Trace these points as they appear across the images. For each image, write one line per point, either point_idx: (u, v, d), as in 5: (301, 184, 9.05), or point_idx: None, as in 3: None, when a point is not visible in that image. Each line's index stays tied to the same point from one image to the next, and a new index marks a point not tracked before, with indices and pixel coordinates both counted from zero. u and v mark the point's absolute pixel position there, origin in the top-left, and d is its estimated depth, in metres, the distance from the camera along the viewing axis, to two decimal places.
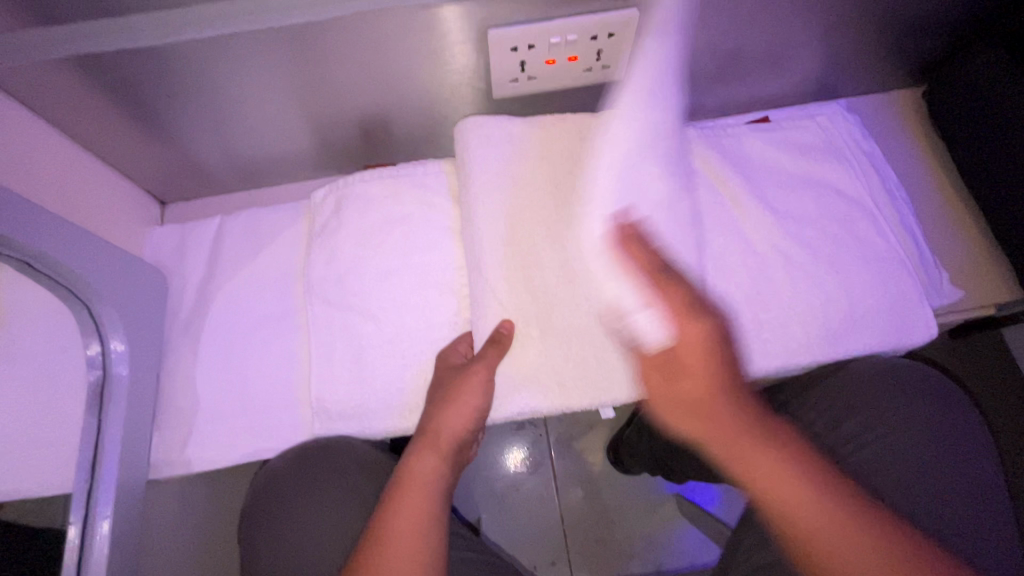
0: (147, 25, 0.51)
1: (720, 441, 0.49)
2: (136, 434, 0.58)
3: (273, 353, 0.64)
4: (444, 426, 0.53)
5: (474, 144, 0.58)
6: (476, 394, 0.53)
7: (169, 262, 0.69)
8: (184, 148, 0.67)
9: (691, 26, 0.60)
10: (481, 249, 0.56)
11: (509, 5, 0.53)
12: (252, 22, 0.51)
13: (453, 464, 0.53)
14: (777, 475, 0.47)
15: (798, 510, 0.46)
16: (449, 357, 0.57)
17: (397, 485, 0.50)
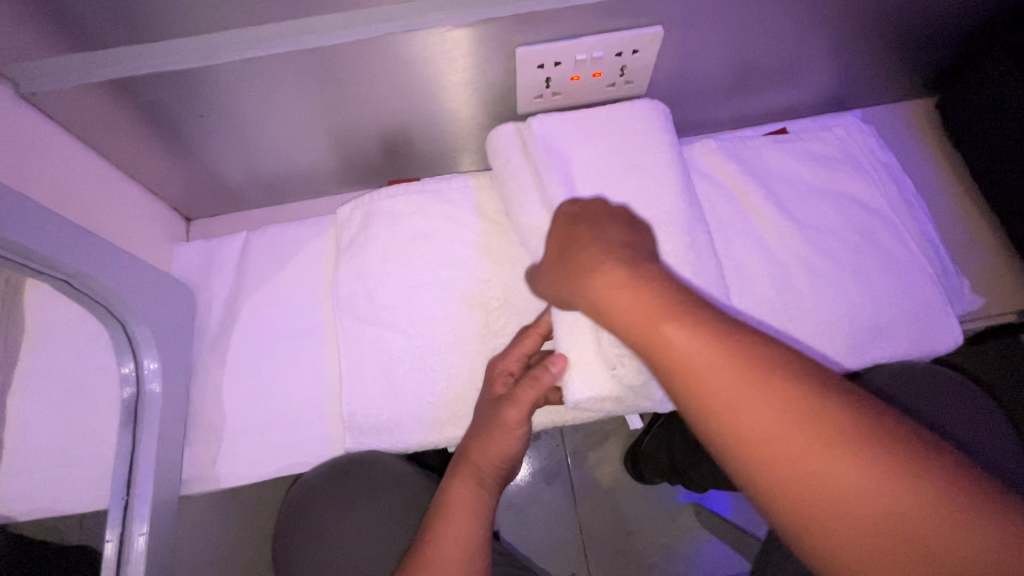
0: (181, 50, 0.52)
1: (599, 287, 0.43)
2: (170, 451, 0.59)
3: (303, 369, 0.64)
4: (485, 454, 0.53)
5: (518, 147, 0.57)
6: (513, 432, 0.53)
7: (196, 278, 0.69)
8: (210, 165, 0.68)
9: (711, 42, 0.61)
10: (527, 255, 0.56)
11: (537, 24, 0.54)
12: (287, 44, 0.52)
13: (494, 487, 0.54)
14: (646, 320, 0.39)
15: (707, 392, 0.35)
16: (495, 378, 0.56)
17: (440, 510, 0.52)
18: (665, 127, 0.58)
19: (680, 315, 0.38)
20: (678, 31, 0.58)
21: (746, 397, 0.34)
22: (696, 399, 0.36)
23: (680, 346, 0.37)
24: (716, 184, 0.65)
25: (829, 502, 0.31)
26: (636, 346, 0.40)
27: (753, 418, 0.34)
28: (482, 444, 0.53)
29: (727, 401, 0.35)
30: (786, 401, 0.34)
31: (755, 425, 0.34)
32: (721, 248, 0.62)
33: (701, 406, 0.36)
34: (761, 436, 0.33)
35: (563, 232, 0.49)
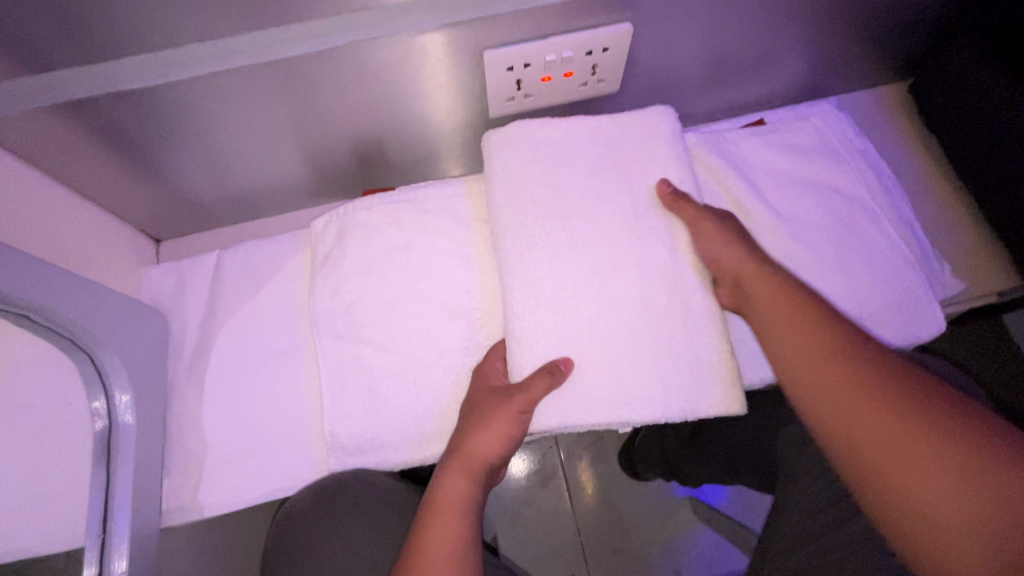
0: (137, 68, 0.50)
1: (773, 301, 0.49)
2: (147, 483, 0.57)
3: (283, 390, 0.62)
4: (477, 446, 0.51)
5: (571, 128, 0.56)
6: (512, 424, 0.50)
7: (168, 302, 0.67)
8: (178, 184, 0.66)
9: (681, 35, 0.60)
10: (635, 273, 0.52)
11: (504, 26, 0.52)
12: (249, 57, 0.51)
13: (486, 481, 0.52)
14: (790, 327, 0.47)
15: (767, 324, 0.48)
16: (488, 374, 0.55)
17: (429, 508, 0.50)
18: (671, 141, 0.57)
19: (782, 296, 0.49)
20: (648, 26, 0.57)
21: (826, 381, 0.43)
22: (762, 332, 0.49)
23: (772, 301, 0.49)
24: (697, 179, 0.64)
25: (819, 404, 0.43)
26: (776, 352, 0.48)
27: (827, 401, 0.43)
28: (474, 441, 0.51)
29: (818, 393, 0.44)
30: (853, 393, 0.42)
31: (829, 410, 0.43)
32: None
33: (762, 338, 0.49)
34: (784, 351, 0.47)
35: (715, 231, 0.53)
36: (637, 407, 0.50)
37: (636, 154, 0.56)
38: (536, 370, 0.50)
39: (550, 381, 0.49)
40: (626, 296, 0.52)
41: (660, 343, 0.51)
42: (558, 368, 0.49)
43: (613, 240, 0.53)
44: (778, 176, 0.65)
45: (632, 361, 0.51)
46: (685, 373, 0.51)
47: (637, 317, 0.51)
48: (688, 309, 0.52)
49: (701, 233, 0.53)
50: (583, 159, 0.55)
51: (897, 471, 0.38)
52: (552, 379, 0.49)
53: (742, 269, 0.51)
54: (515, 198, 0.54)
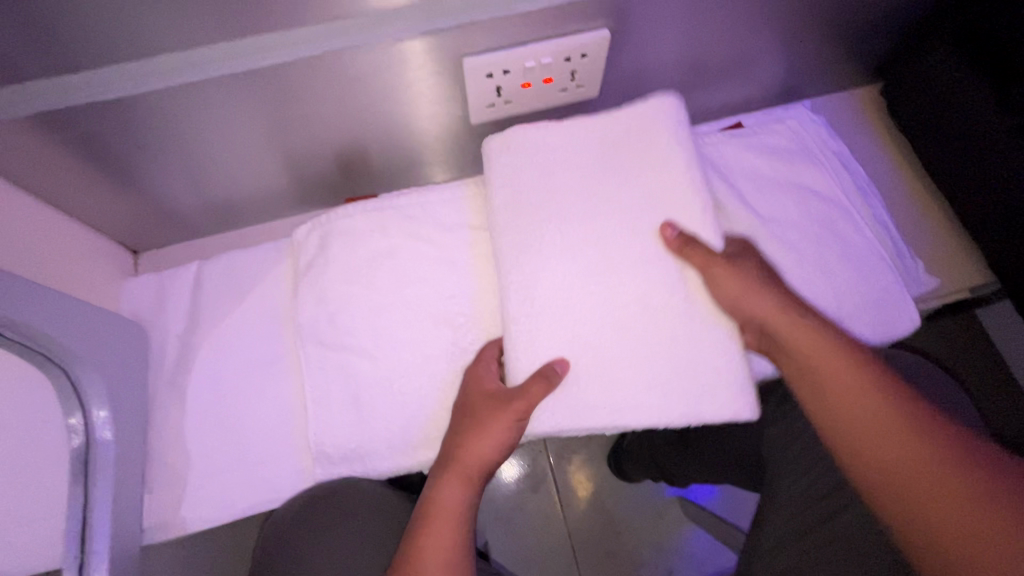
0: (113, 77, 0.50)
1: (809, 350, 0.48)
2: (128, 500, 0.55)
3: (266, 401, 0.61)
4: (473, 451, 0.51)
5: (569, 128, 0.56)
6: (508, 430, 0.50)
7: (148, 314, 0.66)
8: (157, 194, 0.65)
9: (658, 41, 0.61)
10: (633, 278, 0.52)
11: (482, 33, 0.53)
12: (229, 66, 0.50)
13: (481, 485, 0.52)
14: (830, 382, 0.47)
15: (806, 376, 0.48)
16: (483, 377, 0.54)
17: (424, 513, 0.50)
18: (676, 130, 0.54)
19: (819, 344, 0.48)
20: (625, 33, 0.58)
21: (876, 441, 0.45)
22: (799, 382, 0.49)
23: (809, 348, 0.49)
24: None
25: (870, 464, 0.44)
26: (816, 404, 0.48)
27: (880, 462, 0.44)
28: (469, 447, 0.51)
29: (869, 454, 0.45)
30: (903, 454, 0.43)
31: (882, 470, 0.44)
32: None
33: (800, 387, 0.49)
34: (826, 405, 0.47)
35: (736, 274, 0.50)
36: (633, 412, 0.51)
37: (641, 147, 0.54)
38: (533, 375, 0.50)
39: (546, 386, 0.49)
40: (623, 301, 0.52)
41: (657, 348, 0.51)
42: (554, 371, 0.50)
43: (612, 249, 0.53)
44: (757, 178, 0.66)
45: (629, 366, 0.51)
46: (681, 376, 0.51)
47: (633, 323, 0.51)
48: (688, 311, 0.52)
49: (721, 278, 0.51)
50: (579, 160, 0.55)
51: (953, 537, 0.40)
52: (549, 384, 0.49)
53: (771, 313, 0.50)
54: (514, 204, 0.54)
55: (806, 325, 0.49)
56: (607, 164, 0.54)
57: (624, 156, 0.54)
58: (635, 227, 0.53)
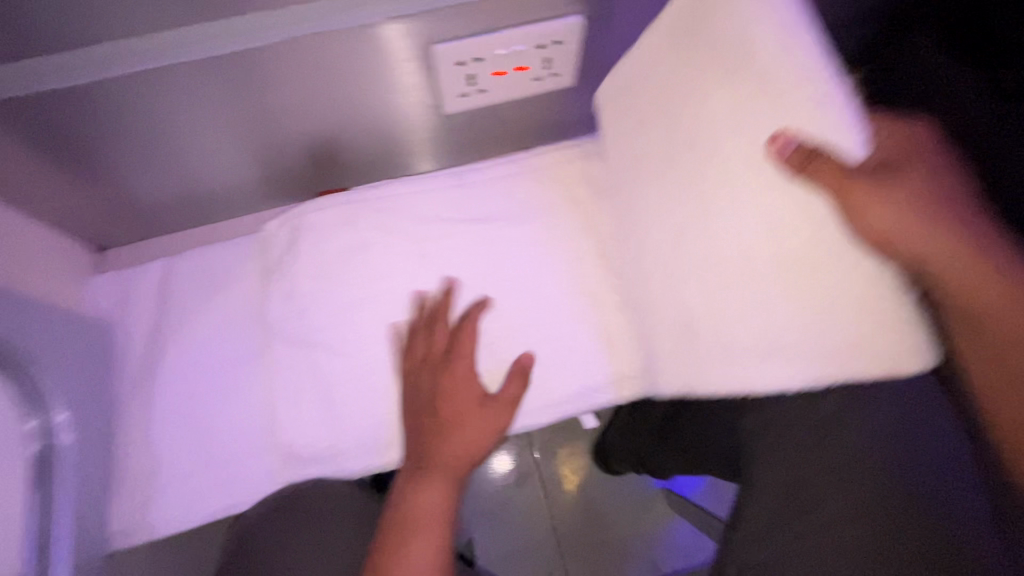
0: (65, 61, 0.47)
1: (955, 279, 0.38)
2: (90, 506, 0.53)
3: (236, 401, 0.59)
4: (460, 448, 0.52)
5: (649, 70, 0.51)
6: (494, 425, 0.53)
7: (112, 313, 0.64)
8: (119, 187, 0.62)
9: (633, 28, 0.60)
10: (727, 229, 0.44)
11: (451, 19, 0.51)
12: (192, 50, 0.48)
13: (463, 481, 0.52)
14: (976, 315, 0.38)
15: (964, 313, 0.38)
16: (462, 372, 0.54)
17: (405, 509, 0.49)
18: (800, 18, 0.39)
19: (966, 272, 0.38)
20: (598, 19, 0.56)
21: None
22: (940, 318, 0.39)
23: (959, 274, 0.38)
24: None
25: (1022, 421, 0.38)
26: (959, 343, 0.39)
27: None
28: (456, 442, 0.52)
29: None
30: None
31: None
32: None
33: (946, 323, 0.39)
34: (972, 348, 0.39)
35: (873, 197, 0.38)
36: (721, 378, 0.46)
37: (713, 55, 0.44)
38: (508, 375, 0.55)
39: (522, 381, 0.55)
40: (722, 258, 0.45)
41: (749, 314, 0.43)
42: (525, 365, 0.54)
43: (699, 189, 0.46)
44: None
45: (721, 329, 0.45)
46: (789, 349, 0.41)
47: (718, 282, 0.45)
48: (791, 272, 0.40)
49: (859, 204, 0.38)
50: (664, 93, 0.49)
51: None
52: (524, 382, 0.54)
53: (927, 250, 0.38)
54: (623, 159, 0.56)
55: (958, 245, 0.38)
56: (701, 90, 0.45)
57: (714, 63, 0.44)
58: (738, 163, 0.43)
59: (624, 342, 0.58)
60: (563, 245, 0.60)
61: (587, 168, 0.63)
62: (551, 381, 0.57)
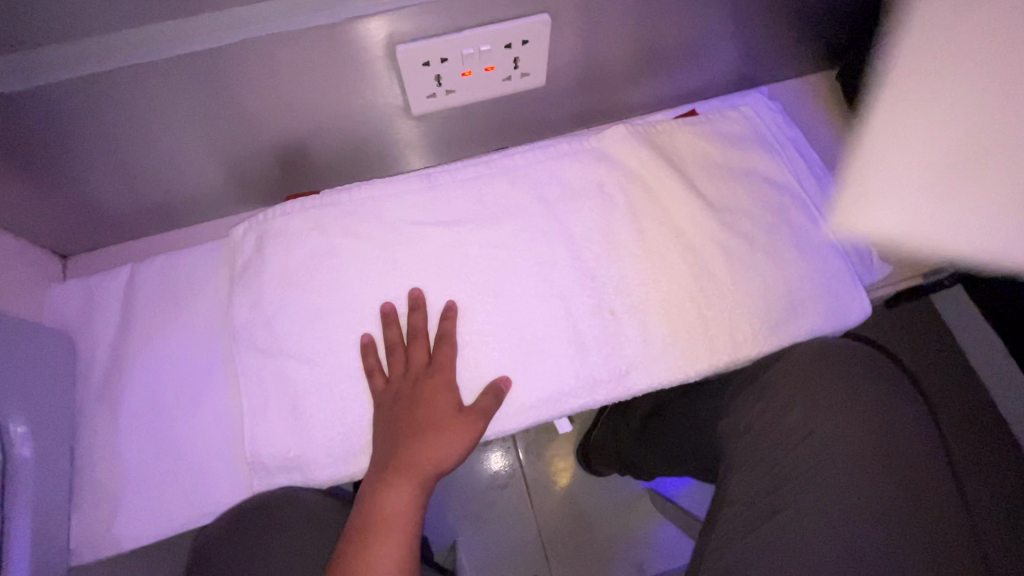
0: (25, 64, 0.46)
1: None
2: (51, 520, 0.52)
3: (203, 410, 0.58)
4: (428, 458, 0.52)
5: None
6: (466, 437, 0.53)
7: (77, 322, 0.63)
8: (82, 191, 0.61)
9: (603, 27, 0.59)
10: None
11: (414, 19, 0.50)
12: (154, 50, 0.47)
13: (430, 489, 0.53)
14: None
15: None
16: (438, 383, 0.54)
17: (371, 514, 0.50)
18: None
19: None
20: (568, 18, 0.56)
21: None
22: None
23: None
24: (627, 171, 0.63)
25: None
26: None
27: None
28: (425, 452, 0.52)
29: None
30: None
31: None
32: (636, 237, 0.60)
33: None
34: None
35: None
36: None
37: None
38: (482, 390, 0.55)
39: (497, 397, 0.54)
40: None
41: None
42: (501, 388, 0.55)
43: None
44: (709, 166, 0.64)
45: None
46: None
47: None
48: None
49: None
50: None
51: None
52: (499, 400, 0.54)
53: None
54: None
55: None
56: None
57: None
58: None
59: (597, 346, 0.57)
60: (534, 249, 0.59)
61: (559, 170, 0.62)
62: (522, 386, 0.56)
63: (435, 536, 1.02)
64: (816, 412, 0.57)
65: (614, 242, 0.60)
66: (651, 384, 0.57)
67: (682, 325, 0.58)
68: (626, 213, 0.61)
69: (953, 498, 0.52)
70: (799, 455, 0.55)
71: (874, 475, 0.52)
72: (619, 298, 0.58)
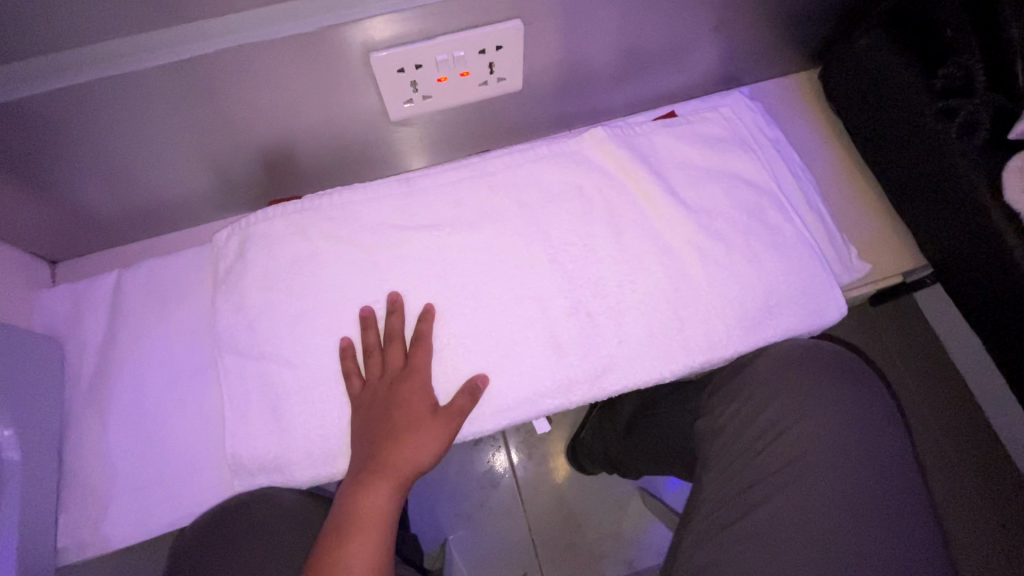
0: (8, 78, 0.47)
1: None
2: (37, 521, 0.54)
3: (187, 411, 0.60)
4: (404, 459, 0.53)
5: None
6: (439, 439, 0.53)
7: (64, 327, 0.64)
8: (68, 200, 0.62)
9: (579, 32, 0.59)
10: None
11: (387, 26, 0.51)
12: (131, 63, 0.48)
13: (406, 490, 0.53)
14: None
15: None
16: (413, 385, 0.55)
17: (346, 515, 0.51)
18: None
19: None
20: (542, 23, 0.56)
21: None
22: None
23: None
24: (604, 174, 0.63)
25: None
26: None
27: None
28: (399, 453, 0.53)
29: None
30: None
31: None
32: (613, 239, 0.61)
33: None
34: None
35: None
36: None
37: None
38: (458, 389, 0.56)
39: (472, 398, 0.55)
40: None
41: None
42: (477, 386, 0.55)
43: None
44: (686, 167, 0.64)
45: None
46: None
47: None
48: None
49: None
50: None
51: None
52: (474, 399, 0.55)
53: None
54: None
55: None
56: None
57: None
58: None
59: (573, 348, 0.58)
60: (511, 252, 0.60)
61: (537, 173, 0.63)
62: (499, 387, 0.57)
63: (425, 534, 1.03)
64: (787, 410, 0.58)
65: (591, 244, 0.61)
66: (626, 385, 0.58)
67: (658, 324, 0.59)
68: (603, 216, 0.62)
69: (920, 495, 0.53)
70: (771, 453, 0.56)
71: (845, 472, 0.53)
72: (594, 300, 0.59)
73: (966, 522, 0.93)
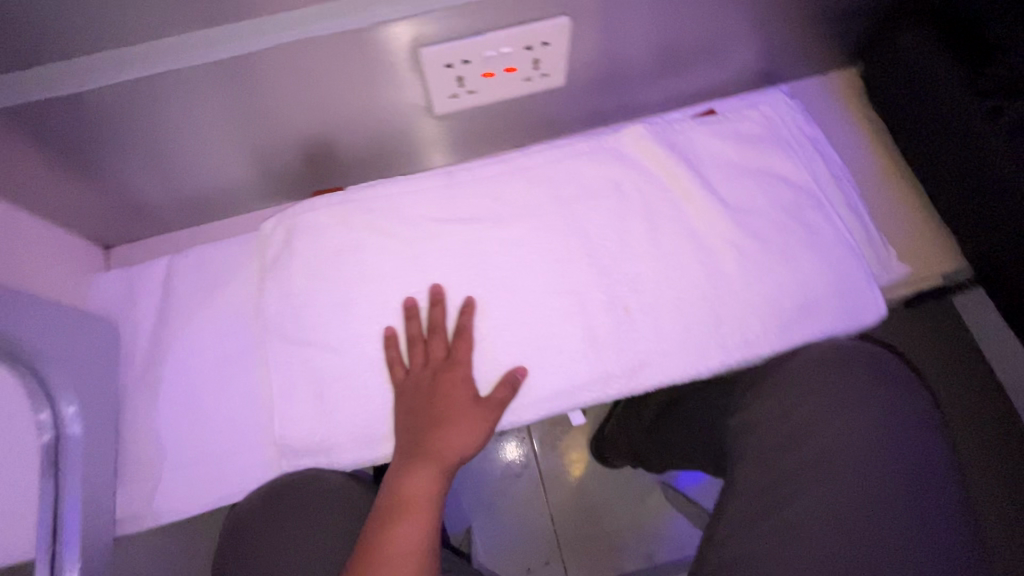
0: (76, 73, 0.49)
1: None
2: (100, 493, 0.57)
3: (236, 393, 0.62)
4: (447, 446, 0.54)
5: None
6: (480, 428, 0.55)
7: (119, 309, 0.67)
8: (123, 188, 0.64)
9: (623, 30, 0.60)
10: None
11: (438, 21, 0.52)
12: (190, 58, 0.50)
13: (448, 477, 0.55)
14: None
15: None
16: (455, 376, 0.56)
17: (392, 497, 0.53)
18: None
19: None
20: (588, 20, 0.57)
21: None
22: None
23: None
24: (643, 171, 0.64)
25: None
26: None
27: None
28: (443, 440, 0.54)
29: None
30: None
31: None
32: (651, 236, 0.61)
33: None
34: None
35: None
36: None
37: None
38: (498, 381, 0.57)
39: (512, 390, 0.56)
40: None
41: None
42: (517, 378, 0.57)
43: None
44: (725, 166, 0.64)
45: None
46: None
47: None
48: None
49: None
50: None
51: None
52: (514, 391, 0.57)
53: None
54: None
55: None
56: None
57: None
58: None
59: (610, 341, 0.59)
60: (550, 246, 0.61)
61: (576, 169, 0.64)
62: (537, 378, 0.58)
63: (450, 521, 1.05)
64: (823, 411, 0.58)
65: (629, 240, 0.61)
66: (662, 380, 0.59)
67: (696, 321, 0.59)
68: (642, 212, 0.62)
69: (955, 495, 0.53)
70: (807, 451, 0.56)
71: (882, 470, 0.53)
72: (632, 296, 0.60)
73: (994, 526, 0.92)
